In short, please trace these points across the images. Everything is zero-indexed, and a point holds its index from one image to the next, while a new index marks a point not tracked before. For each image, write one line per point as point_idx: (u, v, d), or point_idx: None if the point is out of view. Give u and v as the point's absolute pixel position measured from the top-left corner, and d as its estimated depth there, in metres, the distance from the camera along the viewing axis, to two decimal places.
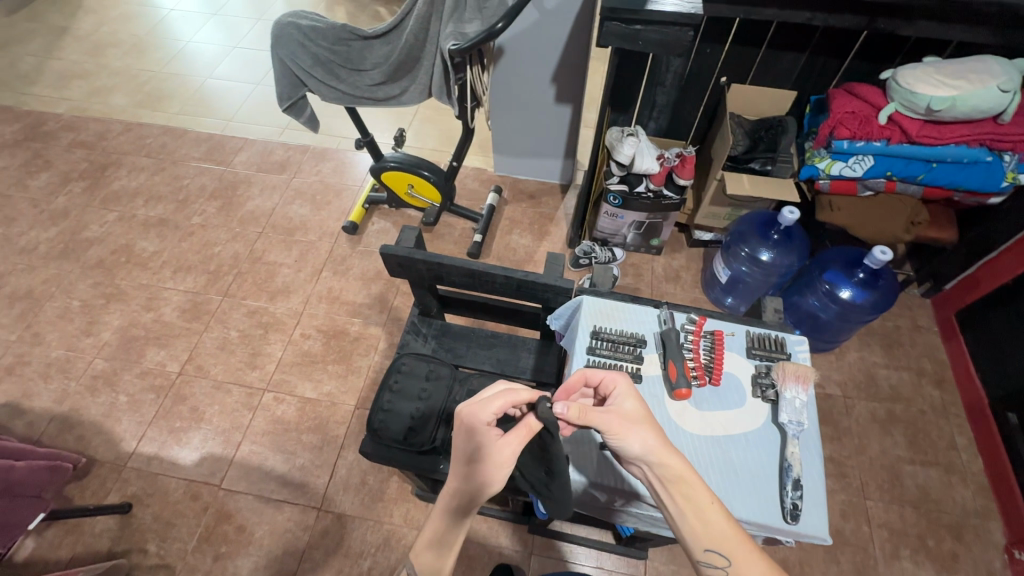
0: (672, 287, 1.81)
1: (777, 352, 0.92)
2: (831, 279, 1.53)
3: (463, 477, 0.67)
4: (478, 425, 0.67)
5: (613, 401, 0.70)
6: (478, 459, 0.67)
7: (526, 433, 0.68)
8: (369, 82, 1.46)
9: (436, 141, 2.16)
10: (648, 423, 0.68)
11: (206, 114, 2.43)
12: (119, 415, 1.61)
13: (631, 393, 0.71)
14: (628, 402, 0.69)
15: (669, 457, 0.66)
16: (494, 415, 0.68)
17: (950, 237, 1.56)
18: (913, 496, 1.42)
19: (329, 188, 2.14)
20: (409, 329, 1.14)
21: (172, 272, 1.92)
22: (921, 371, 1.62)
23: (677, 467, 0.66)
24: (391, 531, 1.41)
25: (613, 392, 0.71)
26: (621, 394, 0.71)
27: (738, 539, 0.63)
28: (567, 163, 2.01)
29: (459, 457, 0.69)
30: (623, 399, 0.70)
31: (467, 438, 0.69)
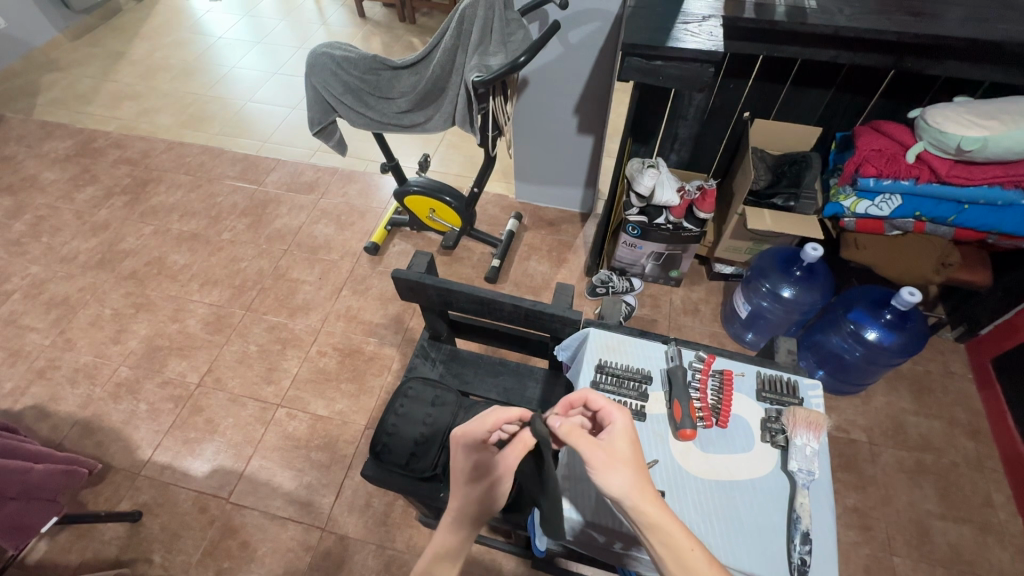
0: (690, 319, 1.77)
1: (788, 396, 0.89)
2: (856, 319, 1.49)
3: (466, 494, 0.65)
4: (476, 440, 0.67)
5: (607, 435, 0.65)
6: (479, 474, 0.65)
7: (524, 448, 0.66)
8: (396, 109, 1.50)
9: (459, 167, 2.21)
10: (635, 465, 0.62)
11: (243, 135, 2.54)
12: (138, 423, 1.65)
13: (625, 431, 0.65)
14: (623, 438, 0.64)
15: (648, 504, 0.60)
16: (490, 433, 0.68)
17: (985, 280, 1.49)
18: (944, 555, 1.33)
19: (354, 210, 2.20)
20: (419, 352, 1.15)
21: (199, 286, 1.98)
22: (954, 420, 1.54)
23: (656, 515, 0.60)
24: (393, 557, 1.39)
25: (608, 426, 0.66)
26: (616, 427, 0.65)
27: None
28: (588, 192, 2.02)
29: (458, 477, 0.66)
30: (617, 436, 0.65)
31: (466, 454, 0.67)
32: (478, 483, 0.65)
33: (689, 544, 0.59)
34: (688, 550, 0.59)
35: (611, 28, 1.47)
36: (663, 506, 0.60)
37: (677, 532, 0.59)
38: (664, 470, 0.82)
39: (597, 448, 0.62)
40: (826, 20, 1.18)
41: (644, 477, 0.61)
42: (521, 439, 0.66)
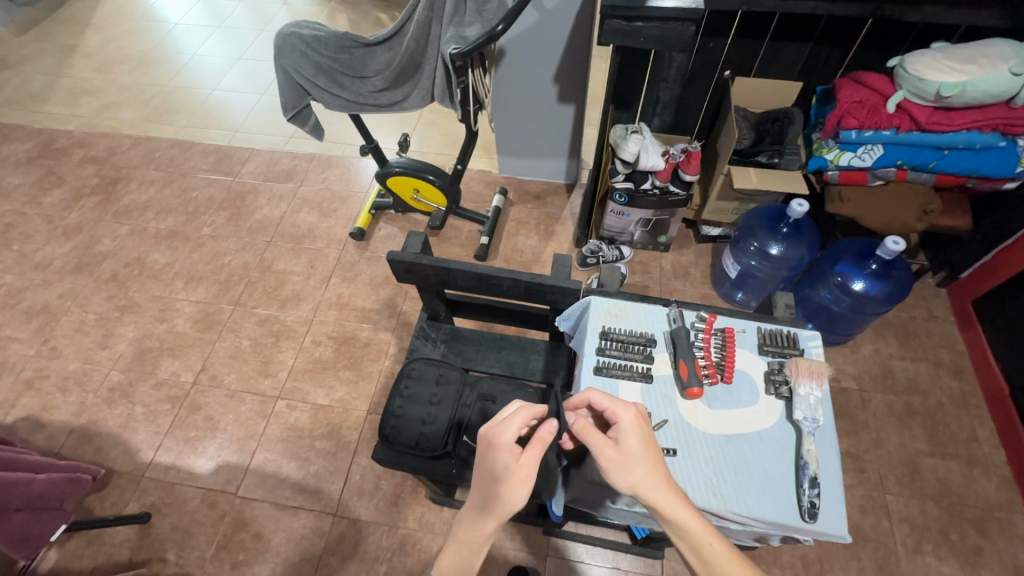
0: (681, 283, 1.79)
1: (789, 348, 0.91)
2: (842, 272, 1.52)
3: (490, 492, 0.66)
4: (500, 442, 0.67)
5: (617, 432, 0.69)
6: (499, 474, 0.66)
7: (542, 445, 0.67)
8: (372, 88, 1.46)
9: (441, 145, 2.17)
10: (646, 462, 0.66)
11: (213, 126, 2.45)
12: (136, 426, 1.63)
13: (634, 429, 0.69)
14: (634, 434, 0.68)
15: (662, 497, 0.65)
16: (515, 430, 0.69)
17: (964, 224, 1.52)
18: (933, 490, 1.40)
19: (336, 195, 2.16)
20: (418, 334, 1.14)
21: (184, 284, 1.94)
22: (938, 362, 1.59)
23: (672, 508, 0.65)
24: (406, 535, 1.42)
25: (618, 423, 0.69)
26: (623, 426, 0.69)
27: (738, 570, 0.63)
28: (572, 162, 2.01)
29: (477, 473, 0.69)
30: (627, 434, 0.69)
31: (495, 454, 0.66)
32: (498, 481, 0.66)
33: (703, 532, 0.64)
34: (704, 540, 0.64)
35: None
36: (677, 498, 0.65)
37: (692, 524, 0.64)
38: (674, 429, 0.84)
39: (606, 446, 0.67)
40: None
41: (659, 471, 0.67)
42: (540, 436, 0.68)
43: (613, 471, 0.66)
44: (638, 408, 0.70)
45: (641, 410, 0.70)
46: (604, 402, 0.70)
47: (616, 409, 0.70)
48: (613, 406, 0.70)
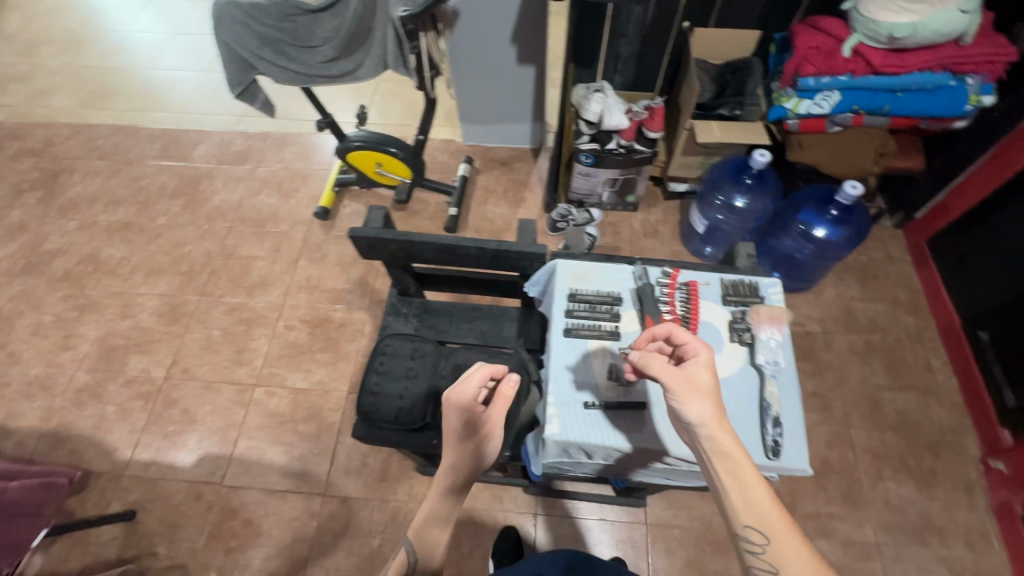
0: (651, 242, 1.81)
1: (750, 297, 0.94)
2: (805, 219, 1.55)
3: (461, 453, 0.70)
4: (466, 403, 0.70)
5: (690, 366, 0.71)
6: (469, 432, 0.70)
7: (506, 399, 0.73)
8: (322, 58, 1.38)
9: (401, 116, 2.10)
10: (711, 397, 0.68)
11: (157, 108, 2.32)
12: (110, 426, 1.60)
13: (707, 366, 0.71)
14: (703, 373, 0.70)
15: (723, 436, 0.66)
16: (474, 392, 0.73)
17: (917, 165, 1.57)
18: (893, 420, 1.49)
19: (296, 175, 2.08)
20: (389, 310, 1.13)
21: (144, 277, 1.87)
22: (896, 301, 1.66)
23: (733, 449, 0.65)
24: (397, 508, 1.44)
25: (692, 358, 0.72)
26: (697, 361, 0.71)
27: (784, 522, 0.60)
28: (537, 126, 1.97)
29: (448, 435, 0.71)
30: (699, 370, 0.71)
31: (458, 413, 0.70)
32: (469, 440, 0.70)
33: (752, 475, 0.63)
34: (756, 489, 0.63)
35: None
36: (735, 439, 0.65)
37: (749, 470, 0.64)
38: (644, 383, 0.86)
39: (677, 373, 0.69)
40: None
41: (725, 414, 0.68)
42: (501, 393, 0.73)
43: (682, 400, 0.68)
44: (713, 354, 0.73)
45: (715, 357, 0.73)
46: (686, 337, 0.73)
47: (694, 347, 0.73)
48: (693, 343, 0.73)
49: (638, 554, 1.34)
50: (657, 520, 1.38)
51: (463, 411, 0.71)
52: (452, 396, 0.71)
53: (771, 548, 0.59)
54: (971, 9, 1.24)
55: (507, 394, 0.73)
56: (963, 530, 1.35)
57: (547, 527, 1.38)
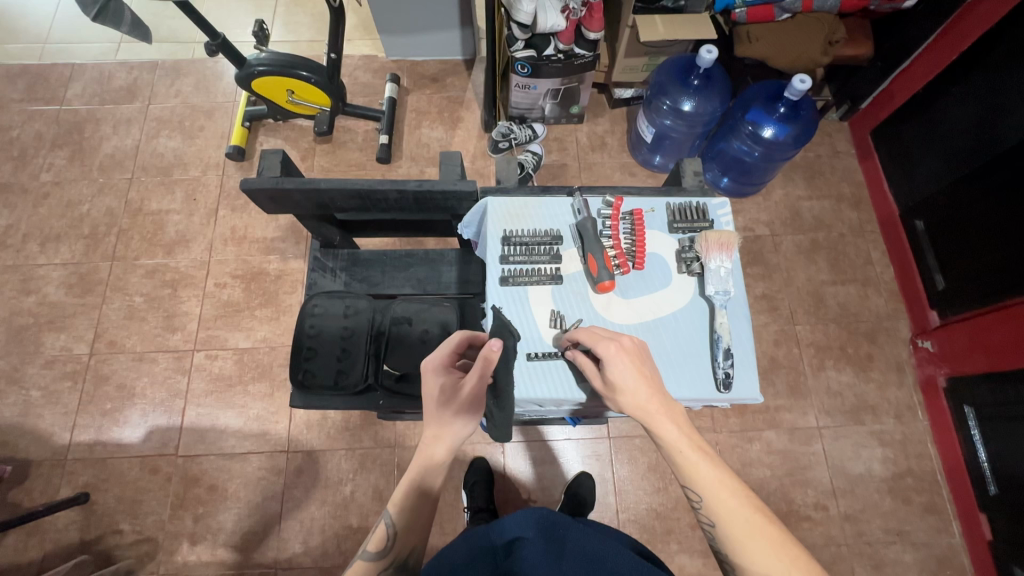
0: (599, 156, 1.72)
1: (698, 222, 0.90)
2: (753, 119, 1.49)
3: (440, 417, 0.70)
4: (439, 365, 0.73)
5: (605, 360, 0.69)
6: (447, 395, 0.71)
7: (486, 363, 0.68)
8: None
9: (311, 31, 1.83)
10: (624, 390, 0.66)
11: (9, 40, 1.92)
12: (39, 411, 1.48)
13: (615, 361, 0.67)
14: (613, 368, 0.67)
15: (658, 419, 0.65)
16: (452, 357, 0.75)
17: (866, 52, 1.50)
18: (835, 313, 1.55)
19: (197, 111, 1.82)
20: (314, 266, 1.03)
21: (41, 246, 1.65)
22: (840, 197, 1.67)
23: (664, 429, 0.65)
24: (365, 454, 1.44)
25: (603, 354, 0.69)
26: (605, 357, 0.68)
27: (716, 484, 0.62)
28: (466, 33, 1.76)
29: (427, 402, 0.72)
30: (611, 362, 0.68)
31: (436, 376, 0.72)
32: (448, 403, 0.70)
33: (680, 452, 0.64)
34: (688, 459, 0.64)
35: None
36: (657, 424, 0.65)
37: (679, 441, 0.64)
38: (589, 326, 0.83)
39: (593, 374, 0.70)
40: None
41: (654, 390, 0.66)
42: (483, 352, 0.69)
43: (609, 395, 0.69)
44: (623, 341, 0.68)
45: (626, 342, 0.68)
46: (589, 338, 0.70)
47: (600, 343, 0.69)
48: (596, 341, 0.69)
49: (603, 466, 1.41)
50: (619, 433, 1.44)
51: (441, 374, 0.72)
52: (429, 361, 0.74)
53: (704, 508, 0.63)
54: None
55: (482, 359, 0.68)
56: (893, 405, 1.47)
57: (515, 452, 1.42)
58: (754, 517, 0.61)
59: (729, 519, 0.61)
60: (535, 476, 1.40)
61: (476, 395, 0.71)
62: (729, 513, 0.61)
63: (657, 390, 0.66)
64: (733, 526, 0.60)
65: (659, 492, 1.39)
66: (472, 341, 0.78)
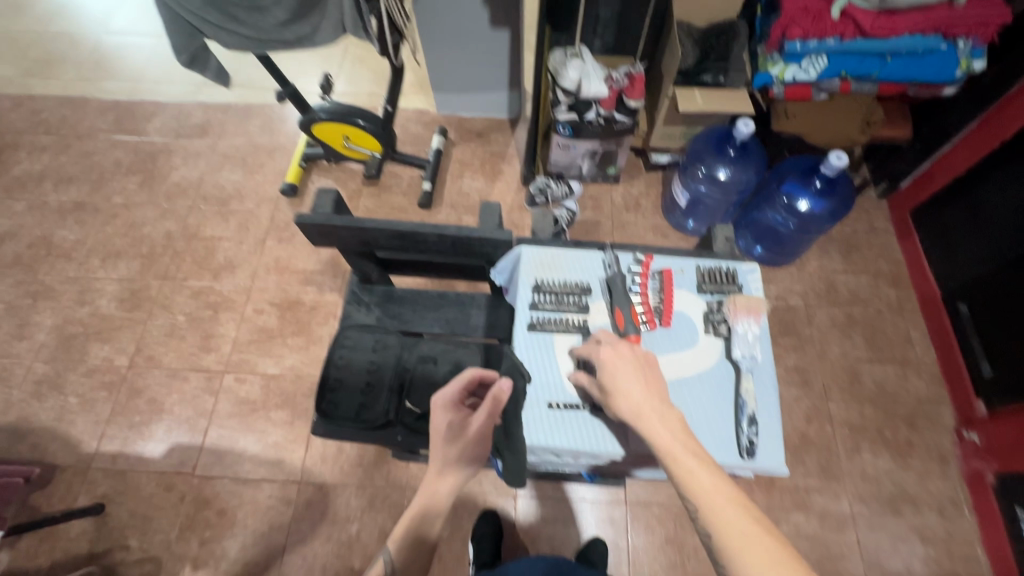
0: (633, 216, 1.76)
1: (727, 285, 0.91)
2: (789, 191, 1.50)
3: (447, 455, 0.71)
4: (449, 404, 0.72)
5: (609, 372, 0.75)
6: (454, 431, 0.71)
7: (496, 404, 0.70)
8: (274, 22, 1.25)
9: (370, 84, 1.99)
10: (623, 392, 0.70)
11: (107, 78, 2.16)
12: (73, 418, 1.53)
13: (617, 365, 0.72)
14: (615, 371, 0.72)
15: (653, 423, 0.66)
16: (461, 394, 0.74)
17: (905, 134, 1.52)
18: (871, 393, 1.49)
19: (260, 149, 1.97)
20: (351, 299, 1.08)
21: (102, 261, 1.77)
22: (878, 273, 1.65)
23: (659, 433, 0.65)
24: (375, 493, 1.42)
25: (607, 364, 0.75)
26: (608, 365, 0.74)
27: (711, 489, 0.60)
28: (513, 95, 1.88)
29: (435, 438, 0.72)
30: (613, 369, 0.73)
31: (445, 413, 0.71)
32: (456, 439, 0.71)
33: (675, 453, 0.63)
34: (683, 460, 0.62)
35: None
36: (653, 425, 0.66)
37: (673, 445, 0.64)
38: None
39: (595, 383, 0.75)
40: None
41: (650, 394, 0.69)
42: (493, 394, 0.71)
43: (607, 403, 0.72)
44: (624, 348, 0.74)
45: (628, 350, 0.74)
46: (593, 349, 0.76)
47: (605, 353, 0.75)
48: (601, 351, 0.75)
49: (617, 533, 1.35)
50: (636, 499, 1.38)
51: (451, 413, 0.72)
52: (439, 398, 0.73)
53: (699, 516, 0.59)
54: None
55: (494, 400, 0.70)
56: (936, 498, 1.37)
57: (526, 508, 1.37)
58: (751, 530, 0.57)
59: (723, 526, 0.57)
60: (545, 536, 1.35)
61: (484, 434, 0.72)
62: (723, 518, 0.58)
63: (653, 397, 0.69)
64: (728, 534, 0.57)
65: (676, 567, 1.31)
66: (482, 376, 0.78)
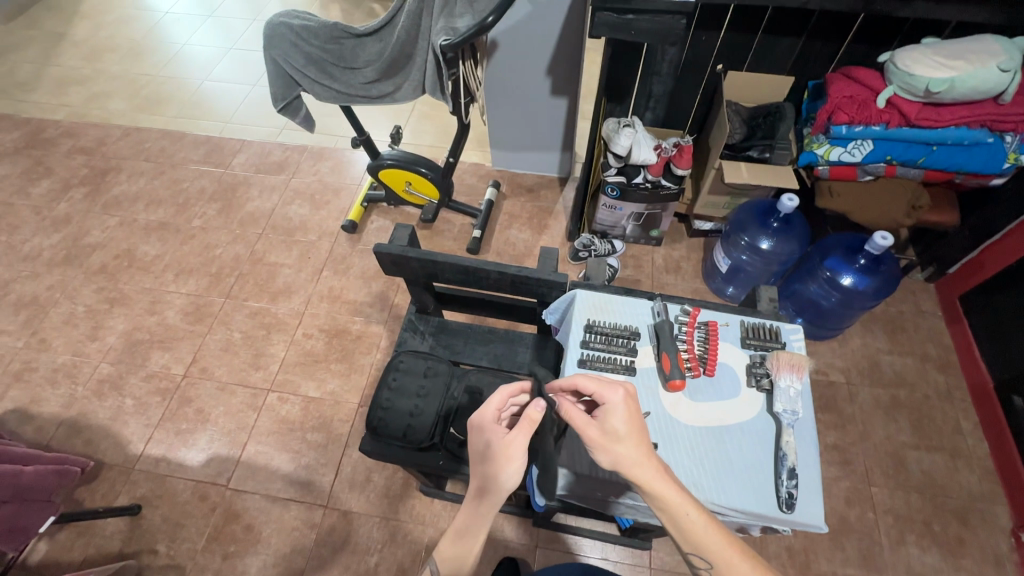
0: (673, 277, 1.80)
1: (771, 342, 0.93)
2: (831, 267, 1.53)
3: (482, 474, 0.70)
4: (485, 422, 0.72)
5: (603, 412, 0.71)
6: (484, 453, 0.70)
7: (530, 425, 0.69)
8: (362, 80, 1.44)
9: (434, 138, 2.16)
10: (632, 440, 0.68)
11: (204, 117, 2.43)
12: (126, 418, 1.63)
13: (621, 409, 0.70)
14: (618, 415, 0.70)
15: (641, 473, 0.67)
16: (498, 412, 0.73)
17: (951, 219, 1.54)
18: (918, 482, 1.42)
19: (328, 188, 2.14)
20: (407, 326, 1.17)
21: (175, 276, 1.93)
22: (925, 357, 1.61)
23: (651, 484, 0.67)
24: (396, 527, 1.43)
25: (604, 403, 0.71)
26: (609, 405, 0.71)
27: (723, 545, 0.65)
28: (565, 156, 2.01)
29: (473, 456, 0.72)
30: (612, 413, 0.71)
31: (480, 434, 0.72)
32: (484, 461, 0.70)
33: (683, 508, 0.66)
34: (681, 512, 0.66)
35: None
36: (662, 478, 0.67)
37: (671, 496, 0.66)
38: (656, 421, 0.85)
39: (591, 424, 0.69)
40: None
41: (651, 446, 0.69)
42: (526, 416, 0.70)
43: (603, 449, 0.68)
44: (624, 390, 0.72)
45: (627, 390, 0.72)
46: (591, 385, 0.72)
47: (604, 391, 0.71)
48: (600, 388, 0.71)
49: None
50: (661, 565, 1.34)
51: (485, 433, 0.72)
52: (476, 416, 0.73)
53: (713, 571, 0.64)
54: (1011, 69, 1.24)
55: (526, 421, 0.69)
56: None
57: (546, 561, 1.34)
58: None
59: None
60: None
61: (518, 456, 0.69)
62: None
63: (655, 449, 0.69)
64: None
65: None
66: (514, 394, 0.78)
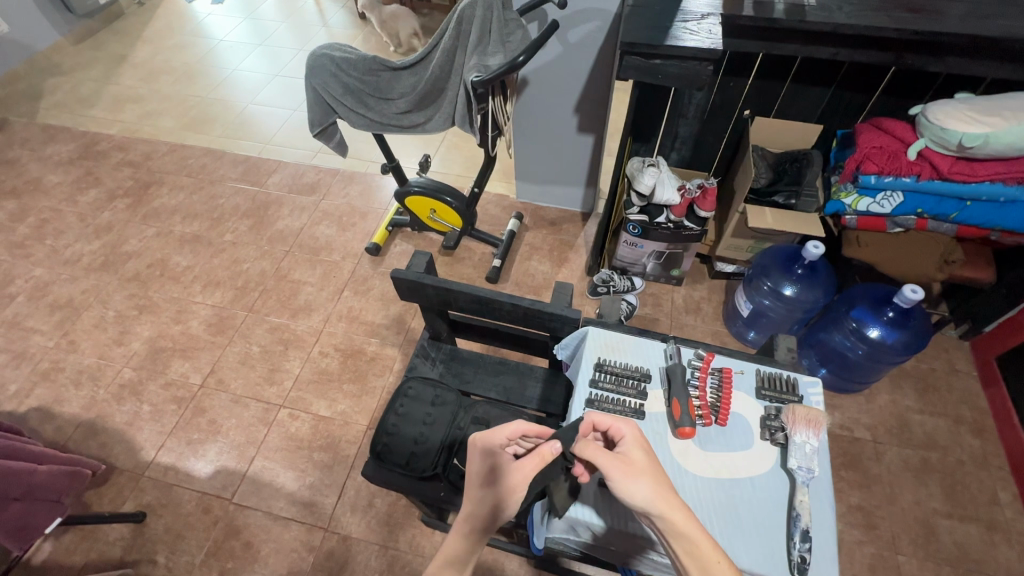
0: (692, 318, 1.77)
1: (787, 394, 0.89)
2: (858, 317, 1.49)
3: (478, 498, 0.65)
4: (492, 446, 0.69)
5: (622, 449, 0.69)
6: (495, 481, 0.66)
7: (540, 460, 0.67)
8: (395, 110, 1.49)
9: (461, 167, 2.22)
10: (652, 474, 0.66)
11: (245, 137, 2.55)
12: (141, 424, 1.66)
13: (637, 442, 0.70)
14: (636, 449, 0.69)
15: (672, 511, 0.63)
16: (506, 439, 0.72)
17: (988, 277, 1.48)
18: (950, 554, 1.33)
19: (355, 211, 2.20)
20: (419, 352, 1.17)
21: (202, 287, 1.99)
22: (959, 419, 1.53)
23: (683, 523, 0.63)
24: (395, 557, 1.39)
25: (621, 440, 0.70)
26: (627, 441, 0.70)
27: None
28: (589, 192, 2.03)
29: (472, 481, 0.68)
30: (630, 448, 0.69)
31: (483, 456, 0.69)
32: (493, 490, 0.65)
33: (713, 554, 0.61)
34: (712, 559, 0.61)
35: (610, 26, 1.47)
36: (691, 519, 0.63)
37: (699, 539, 0.62)
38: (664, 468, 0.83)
39: (613, 459, 0.66)
40: (825, 18, 1.19)
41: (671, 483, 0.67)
42: (539, 452, 0.68)
43: (627, 483, 0.64)
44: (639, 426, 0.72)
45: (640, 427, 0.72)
46: (605, 420, 0.72)
47: (618, 425, 0.71)
48: (614, 423, 0.71)
49: None
50: None
51: (489, 456, 0.68)
52: (479, 439, 0.72)
53: None
54: None
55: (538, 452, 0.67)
56: None
57: None
58: None
59: None
60: None
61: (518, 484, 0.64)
62: None
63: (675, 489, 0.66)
64: None
65: None
66: (527, 431, 0.75)
